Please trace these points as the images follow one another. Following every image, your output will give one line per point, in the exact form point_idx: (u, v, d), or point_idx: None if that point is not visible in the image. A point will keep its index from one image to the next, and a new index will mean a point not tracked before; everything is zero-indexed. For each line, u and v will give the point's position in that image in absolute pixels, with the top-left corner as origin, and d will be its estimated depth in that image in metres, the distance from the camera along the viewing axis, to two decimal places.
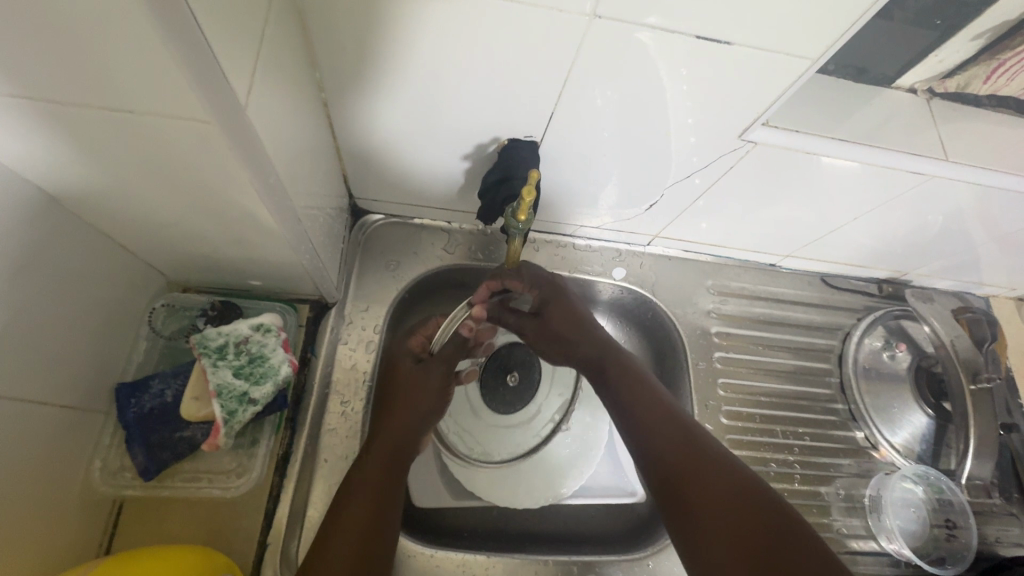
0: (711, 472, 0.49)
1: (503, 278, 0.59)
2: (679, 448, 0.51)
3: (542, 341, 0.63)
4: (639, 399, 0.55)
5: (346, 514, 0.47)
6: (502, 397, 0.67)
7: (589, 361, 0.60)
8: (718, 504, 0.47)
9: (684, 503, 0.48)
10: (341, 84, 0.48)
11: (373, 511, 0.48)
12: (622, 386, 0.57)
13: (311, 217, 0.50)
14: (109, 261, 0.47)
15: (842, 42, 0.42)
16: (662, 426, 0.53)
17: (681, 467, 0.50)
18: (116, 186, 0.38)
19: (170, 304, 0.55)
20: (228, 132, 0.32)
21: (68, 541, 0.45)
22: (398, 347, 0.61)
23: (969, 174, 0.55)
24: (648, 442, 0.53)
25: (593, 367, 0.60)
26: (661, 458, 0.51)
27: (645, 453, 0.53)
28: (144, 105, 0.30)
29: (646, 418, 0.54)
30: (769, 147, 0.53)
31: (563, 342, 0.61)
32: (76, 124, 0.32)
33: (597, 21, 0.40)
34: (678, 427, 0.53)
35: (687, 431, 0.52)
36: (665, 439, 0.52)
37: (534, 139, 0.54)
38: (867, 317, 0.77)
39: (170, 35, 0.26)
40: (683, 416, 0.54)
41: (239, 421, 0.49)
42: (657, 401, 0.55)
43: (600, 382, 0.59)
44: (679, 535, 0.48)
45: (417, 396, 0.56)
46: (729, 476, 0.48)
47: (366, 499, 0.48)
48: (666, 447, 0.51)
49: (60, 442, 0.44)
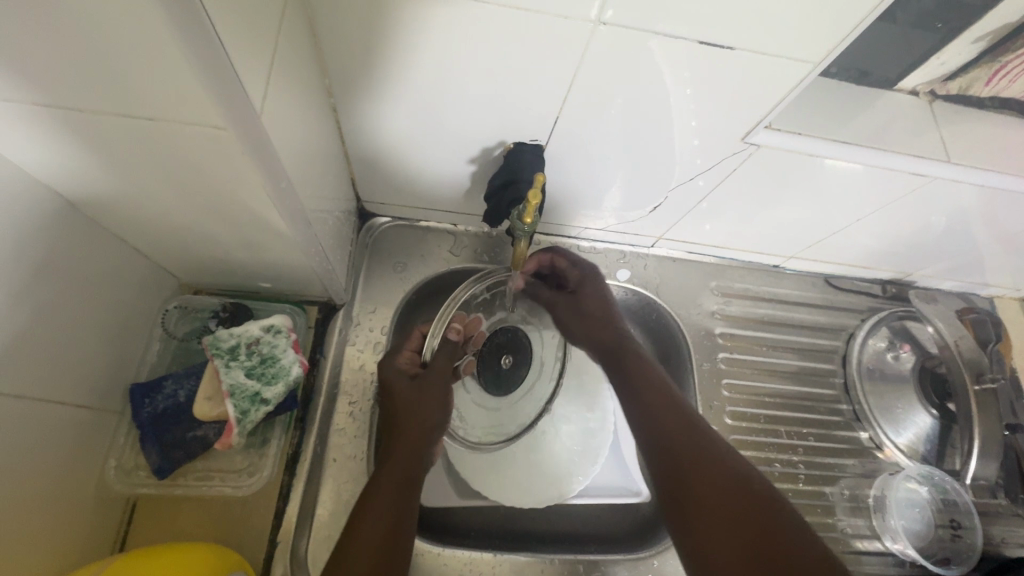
0: (718, 471, 0.49)
1: (555, 254, 0.68)
2: (686, 444, 0.51)
3: (569, 323, 0.66)
4: (649, 391, 0.56)
5: (365, 523, 0.48)
6: (495, 382, 0.64)
7: (606, 348, 0.62)
8: (721, 499, 0.47)
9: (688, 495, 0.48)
10: (350, 89, 0.48)
11: (393, 521, 0.49)
12: (630, 373, 0.58)
13: (321, 221, 0.50)
14: (124, 264, 0.48)
15: (842, 46, 0.43)
16: (671, 418, 0.53)
17: (687, 459, 0.50)
18: (132, 190, 0.39)
19: (182, 305, 0.56)
20: (243, 139, 0.33)
21: (84, 537, 0.46)
22: (387, 367, 0.57)
23: (972, 175, 0.55)
24: (656, 432, 0.53)
25: (610, 352, 0.62)
26: (667, 452, 0.51)
27: (653, 447, 0.53)
28: (162, 113, 0.31)
29: (655, 409, 0.55)
30: (773, 150, 0.53)
31: (590, 324, 0.64)
32: (95, 130, 0.33)
33: (602, 27, 0.41)
34: (686, 422, 0.53)
35: (692, 428, 0.52)
36: (672, 435, 0.52)
37: (539, 143, 0.55)
38: (871, 318, 0.78)
39: (190, 46, 0.27)
40: (691, 410, 0.54)
41: (251, 420, 0.50)
42: (665, 392, 0.56)
43: (615, 370, 0.61)
44: (682, 533, 0.48)
45: (416, 416, 0.55)
46: (734, 471, 0.49)
47: (385, 510, 0.49)
48: (675, 439, 0.52)
49: (76, 441, 0.45)
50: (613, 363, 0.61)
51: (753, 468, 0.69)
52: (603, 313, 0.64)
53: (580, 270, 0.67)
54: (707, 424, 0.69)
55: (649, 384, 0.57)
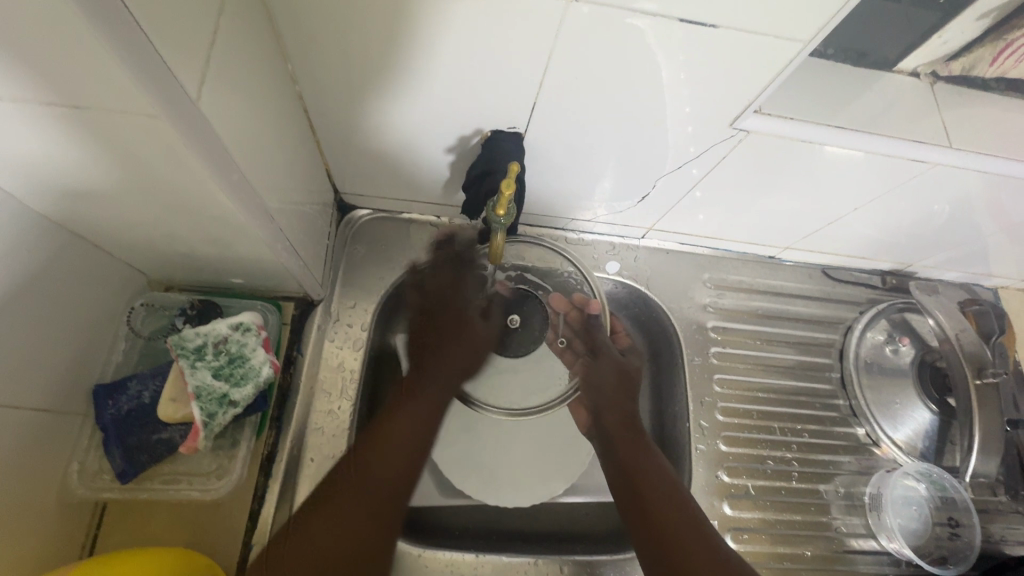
0: (665, 495, 0.60)
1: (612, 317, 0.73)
2: (640, 470, 0.62)
3: (607, 389, 0.65)
4: (637, 468, 0.62)
5: (372, 473, 0.59)
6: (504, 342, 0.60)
7: (624, 420, 0.64)
8: (677, 514, 0.59)
9: (669, 549, 0.57)
10: (316, 76, 0.46)
11: (399, 479, 0.61)
12: (628, 402, 0.66)
13: (289, 215, 0.49)
14: (85, 262, 0.46)
15: (837, 22, 0.40)
16: (634, 460, 0.63)
17: (651, 520, 0.59)
18: (76, 186, 0.37)
19: (150, 303, 0.55)
20: (181, 128, 0.31)
21: (49, 543, 0.45)
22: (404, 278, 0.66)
23: (976, 162, 0.52)
24: (620, 491, 0.62)
25: (616, 433, 0.64)
26: (625, 467, 0.62)
27: (617, 477, 0.63)
28: (91, 103, 0.29)
29: (627, 461, 0.63)
30: (763, 136, 0.51)
31: (623, 390, 0.66)
32: (25, 120, 0.31)
33: (577, 5, 0.38)
34: (644, 460, 0.62)
35: (644, 457, 0.63)
36: (634, 463, 0.62)
37: (518, 131, 0.52)
38: (870, 310, 0.75)
39: (105, 29, 0.25)
40: (642, 438, 0.64)
41: (218, 423, 0.49)
42: (640, 448, 0.63)
43: (628, 422, 0.64)
44: (648, 547, 0.58)
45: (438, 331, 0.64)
46: (677, 494, 0.60)
47: (405, 448, 0.62)
48: (632, 463, 0.62)
49: (37, 447, 0.43)
50: (627, 429, 0.64)
51: (745, 467, 0.67)
52: (626, 390, 0.66)
53: (598, 334, 0.64)
54: (697, 422, 0.67)
55: (632, 467, 0.62)
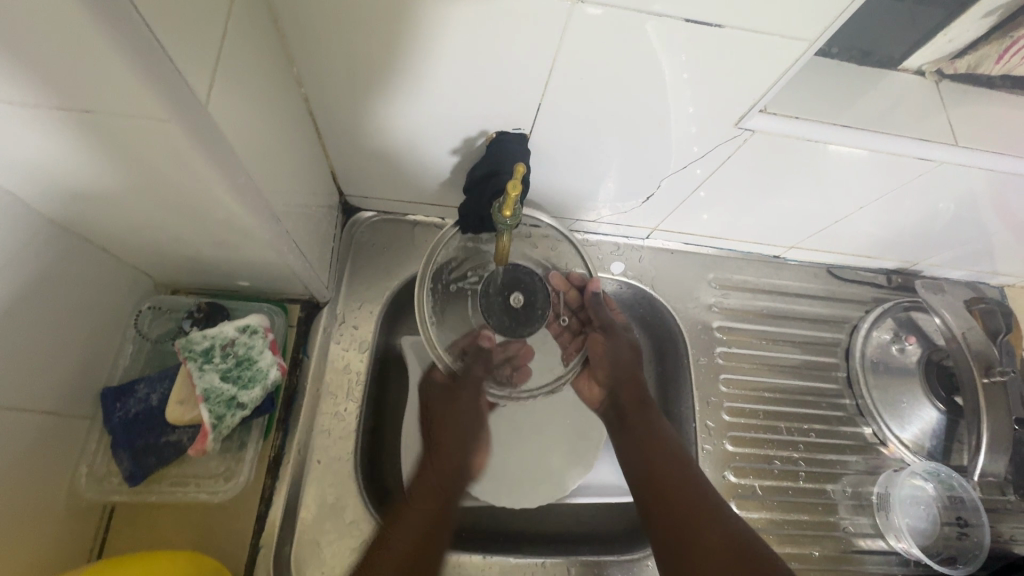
0: (678, 473, 0.58)
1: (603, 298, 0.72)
2: (653, 450, 0.60)
3: (613, 362, 0.65)
4: (650, 446, 0.61)
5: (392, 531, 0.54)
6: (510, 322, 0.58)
7: (634, 395, 0.65)
8: (692, 496, 0.56)
9: (682, 537, 0.53)
10: (322, 79, 0.46)
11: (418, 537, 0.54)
12: (635, 377, 0.66)
13: (295, 218, 0.49)
14: (93, 265, 0.46)
15: (841, 23, 0.40)
16: (647, 442, 0.61)
17: (665, 498, 0.57)
18: (84, 190, 0.38)
19: (156, 306, 0.55)
20: (190, 133, 0.31)
21: (59, 546, 0.45)
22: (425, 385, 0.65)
23: (981, 160, 0.52)
24: (636, 475, 0.60)
25: (629, 407, 0.64)
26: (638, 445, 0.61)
27: (631, 461, 0.61)
28: (102, 108, 0.29)
29: (642, 440, 0.61)
30: (767, 135, 0.51)
31: (626, 366, 0.66)
32: (35, 126, 0.31)
33: (583, 7, 0.39)
34: (659, 440, 0.61)
35: (658, 437, 0.61)
36: (650, 442, 0.61)
37: (523, 132, 0.52)
38: (875, 309, 0.75)
39: (116, 35, 0.25)
40: (658, 418, 0.63)
41: (227, 425, 0.49)
42: (653, 425, 0.62)
43: (640, 398, 0.65)
44: (662, 531, 0.55)
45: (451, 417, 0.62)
46: (691, 473, 0.58)
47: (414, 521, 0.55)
48: (645, 441, 0.61)
49: (46, 451, 0.44)
50: (637, 402, 0.65)
51: (752, 467, 0.67)
52: (632, 365, 0.66)
53: (600, 310, 0.64)
54: (703, 422, 0.67)
55: (646, 445, 0.61)
